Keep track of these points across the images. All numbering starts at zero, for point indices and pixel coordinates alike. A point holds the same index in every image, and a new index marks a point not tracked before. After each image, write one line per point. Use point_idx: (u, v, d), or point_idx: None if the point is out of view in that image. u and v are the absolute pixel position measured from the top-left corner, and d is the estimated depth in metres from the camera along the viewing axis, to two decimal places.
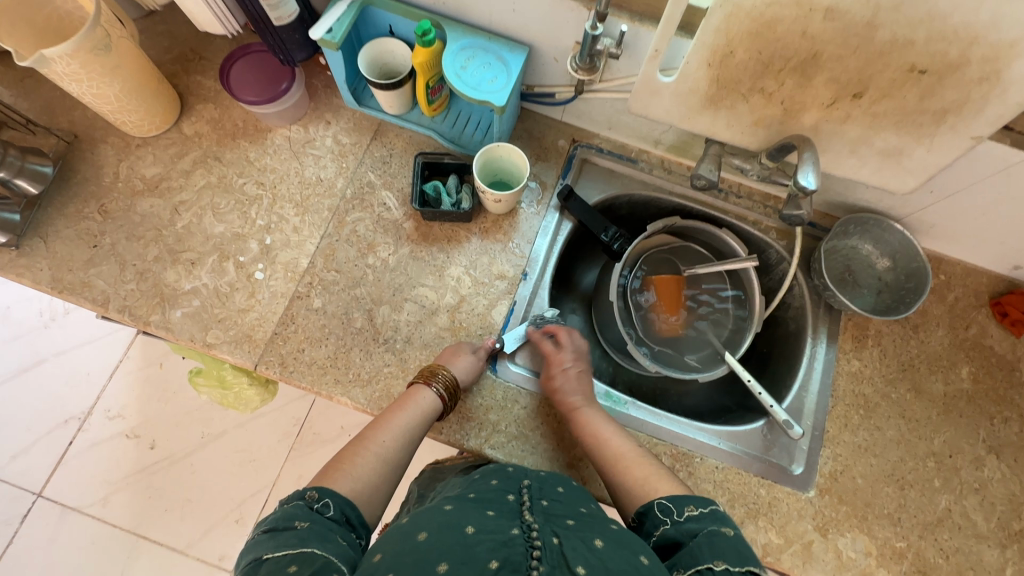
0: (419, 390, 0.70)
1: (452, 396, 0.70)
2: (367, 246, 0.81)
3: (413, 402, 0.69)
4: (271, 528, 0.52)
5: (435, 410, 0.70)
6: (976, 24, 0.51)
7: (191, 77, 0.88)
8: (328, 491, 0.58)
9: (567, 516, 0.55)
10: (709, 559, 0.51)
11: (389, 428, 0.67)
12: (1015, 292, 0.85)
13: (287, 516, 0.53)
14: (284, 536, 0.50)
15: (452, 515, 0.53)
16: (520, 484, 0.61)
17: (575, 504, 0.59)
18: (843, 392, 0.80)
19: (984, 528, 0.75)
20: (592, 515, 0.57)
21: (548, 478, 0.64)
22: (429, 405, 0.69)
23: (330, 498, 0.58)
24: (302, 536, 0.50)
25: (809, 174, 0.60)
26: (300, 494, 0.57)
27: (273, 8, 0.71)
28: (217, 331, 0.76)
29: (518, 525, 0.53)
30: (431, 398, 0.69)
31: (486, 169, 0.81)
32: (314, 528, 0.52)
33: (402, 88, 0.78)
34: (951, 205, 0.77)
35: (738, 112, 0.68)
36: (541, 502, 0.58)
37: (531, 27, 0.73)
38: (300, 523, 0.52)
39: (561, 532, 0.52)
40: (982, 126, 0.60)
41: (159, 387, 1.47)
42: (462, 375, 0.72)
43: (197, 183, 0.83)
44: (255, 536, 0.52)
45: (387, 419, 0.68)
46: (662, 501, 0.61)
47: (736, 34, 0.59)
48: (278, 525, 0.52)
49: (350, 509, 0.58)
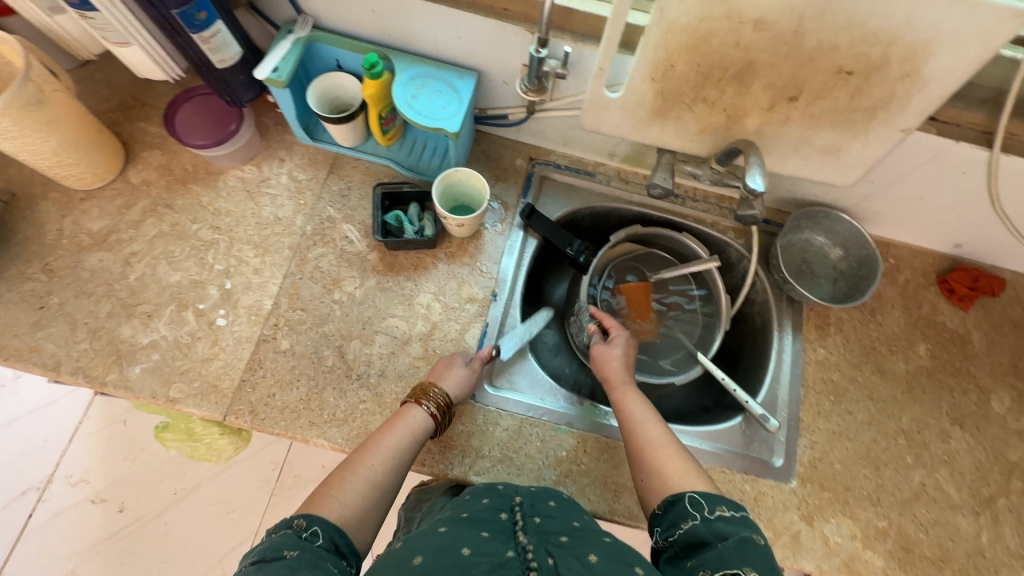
0: (410, 409, 0.67)
1: (443, 412, 0.69)
2: (332, 282, 0.80)
3: (404, 422, 0.66)
4: (259, 559, 0.48)
5: (426, 430, 0.67)
6: (892, 27, 0.55)
7: (135, 124, 0.86)
8: (317, 518, 0.53)
9: (562, 532, 0.55)
10: (738, 565, 0.48)
11: (382, 450, 0.62)
12: (958, 269, 0.90)
13: (275, 546, 0.49)
14: (272, 567, 0.46)
15: (446, 538, 0.52)
16: (511, 501, 0.60)
17: (567, 519, 0.58)
18: (813, 380, 0.83)
19: (957, 498, 0.78)
20: (584, 528, 0.57)
21: (539, 492, 0.63)
22: (421, 425, 0.67)
23: (319, 526, 0.53)
24: (291, 566, 0.46)
25: (757, 177, 0.62)
26: (287, 522, 0.52)
27: (212, 51, 0.68)
28: (181, 384, 0.73)
29: (512, 547, 0.52)
30: (423, 417, 0.67)
31: (446, 195, 0.81)
32: (305, 556, 0.48)
33: (355, 120, 0.78)
34: (891, 192, 0.81)
35: (685, 121, 0.71)
36: (535, 520, 0.57)
37: (479, 54, 0.75)
38: (289, 552, 0.48)
39: (556, 551, 0.51)
40: (908, 119, 0.64)
41: (124, 446, 1.39)
42: (452, 391, 0.71)
43: (149, 232, 0.80)
44: (241, 568, 0.47)
45: (375, 441, 0.63)
46: (693, 495, 0.56)
47: (675, 49, 0.62)
48: (266, 556, 0.48)
49: (339, 537, 0.53)
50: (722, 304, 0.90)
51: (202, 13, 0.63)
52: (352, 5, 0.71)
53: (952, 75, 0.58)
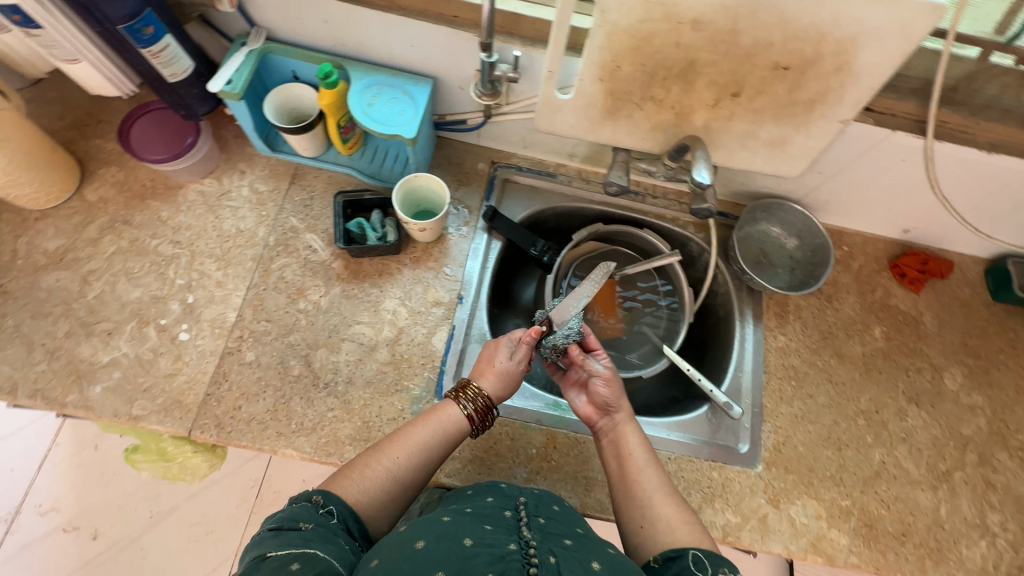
0: (447, 405, 0.69)
1: (479, 414, 0.69)
2: (297, 291, 0.80)
3: (437, 417, 0.68)
4: (277, 526, 0.53)
5: (459, 430, 0.68)
6: (821, 24, 0.58)
7: (90, 141, 0.85)
8: (334, 497, 0.58)
9: (566, 535, 0.56)
10: None
11: (407, 445, 0.64)
12: (908, 253, 0.94)
13: (293, 517, 0.54)
14: (288, 535, 0.51)
15: (450, 526, 0.53)
16: (516, 501, 0.62)
17: (571, 524, 0.60)
18: (774, 367, 0.85)
19: (916, 474, 0.80)
20: (588, 536, 0.58)
21: (544, 495, 0.65)
22: (454, 423, 0.67)
23: (335, 506, 0.57)
24: (306, 537, 0.52)
25: (703, 171, 0.65)
26: (307, 496, 0.58)
27: (163, 65, 0.68)
28: (144, 401, 0.72)
29: (516, 540, 0.53)
30: (456, 415, 0.68)
31: (408, 201, 0.82)
32: (319, 530, 0.53)
33: (313, 130, 0.78)
34: (839, 182, 0.84)
35: (636, 120, 0.73)
36: (539, 520, 0.58)
37: (433, 60, 0.76)
38: (305, 525, 0.53)
39: (558, 551, 0.52)
40: (845, 111, 0.67)
41: (96, 471, 1.36)
42: (490, 390, 0.70)
43: (107, 249, 0.80)
44: (261, 532, 0.54)
45: (407, 433, 0.66)
46: (697, 552, 0.57)
47: (619, 50, 0.64)
48: (284, 524, 0.53)
49: (352, 520, 0.58)
50: (686, 297, 0.92)
51: (150, 28, 0.64)
52: (304, 15, 0.72)
53: (881, 68, 0.61)
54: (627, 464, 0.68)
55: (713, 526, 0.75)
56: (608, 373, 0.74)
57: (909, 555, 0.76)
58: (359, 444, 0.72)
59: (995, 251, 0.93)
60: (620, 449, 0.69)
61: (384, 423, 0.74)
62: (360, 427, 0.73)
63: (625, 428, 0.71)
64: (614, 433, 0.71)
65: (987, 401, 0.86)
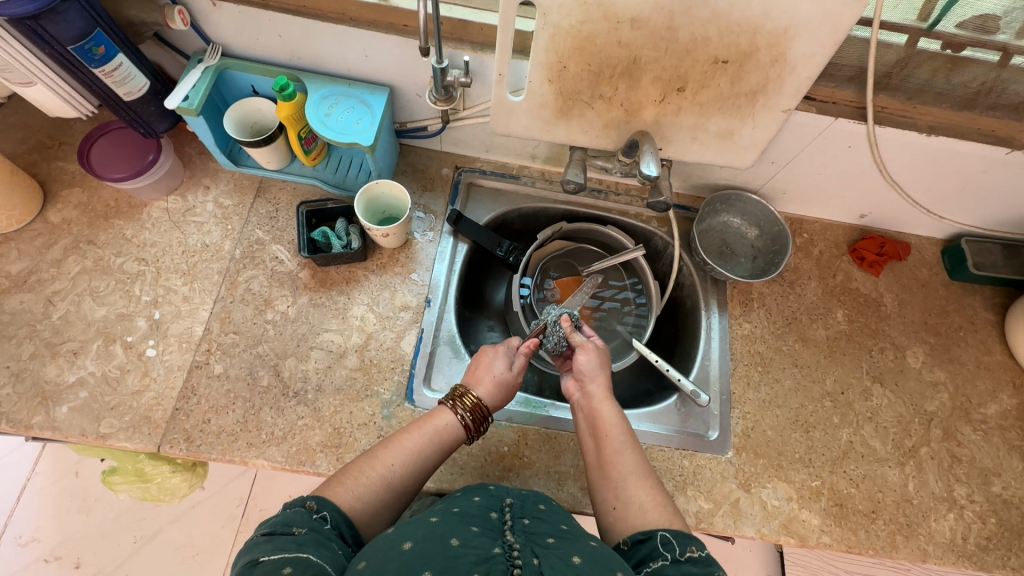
0: (441, 413, 0.69)
1: (475, 421, 0.69)
2: (264, 302, 0.80)
3: (431, 424, 0.68)
4: (271, 531, 0.53)
5: (453, 437, 0.68)
6: (752, 17, 0.60)
7: (52, 164, 0.85)
8: (328, 504, 0.58)
9: (549, 534, 0.56)
10: None
11: (400, 453, 0.65)
12: (866, 238, 0.96)
13: (286, 521, 0.54)
14: (282, 540, 0.51)
15: (437, 527, 0.53)
16: (503, 502, 0.62)
17: (556, 521, 0.59)
18: (740, 354, 0.87)
19: (883, 451, 0.82)
20: (572, 532, 0.57)
21: (530, 495, 0.64)
22: (448, 430, 0.68)
23: (329, 512, 0.57)
24: (298, 541, 0.51)
25: (651, 164, 0.67)
26: (301, 502, 0.57)
27: (117, 84, 0.70)
28: (111, 419, 0.72)
29: (500, 544, 0.53)
30: (450, 422, 0.69)
31: (371, 208, 0.84)
32: (313, 534, 0.53)
33: (274, 143, 0.79)
34: (792, 170, 0.86)
35: (588, 118, 0.75)
36: (523, 521, 0.58)
37: (388, 70, 0.78)
38: (297, 530, 0.53)
39: (541, 551, 0.52)
40: (787, 100, 0.69)
41: (77, 498, 1.34)
42: (487, 398, 0.71)
43: (71, 270, 0.80)
44: (254, 538, 0.53)
45: (399, 439, 0.66)
46: (665, 534, 0.58)
47: (564, 51, 0.66)
48: (277, 529, 0.53)
49: (345, 526, 0.57)
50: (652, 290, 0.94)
51: (100, 48, 0.65)
52: (257, 30, 0.73)
53: (815, 57, 0.63)
54: (603, 445, 0.68)
55: (686, 513, 0.75)
56: (592, 345, 0.77)
57: (879, 531, 0.77)
58: (330, 451, 0.73)
59: (949, 231, 0.96)
60: (597, 427, 0.70)
61: (355, 429, 0.74)
62: (330, 434, 0.74)
63: (601, 405, 0.72)
64: (591, 409, 0.72)
65: (949, 377, 0.88)
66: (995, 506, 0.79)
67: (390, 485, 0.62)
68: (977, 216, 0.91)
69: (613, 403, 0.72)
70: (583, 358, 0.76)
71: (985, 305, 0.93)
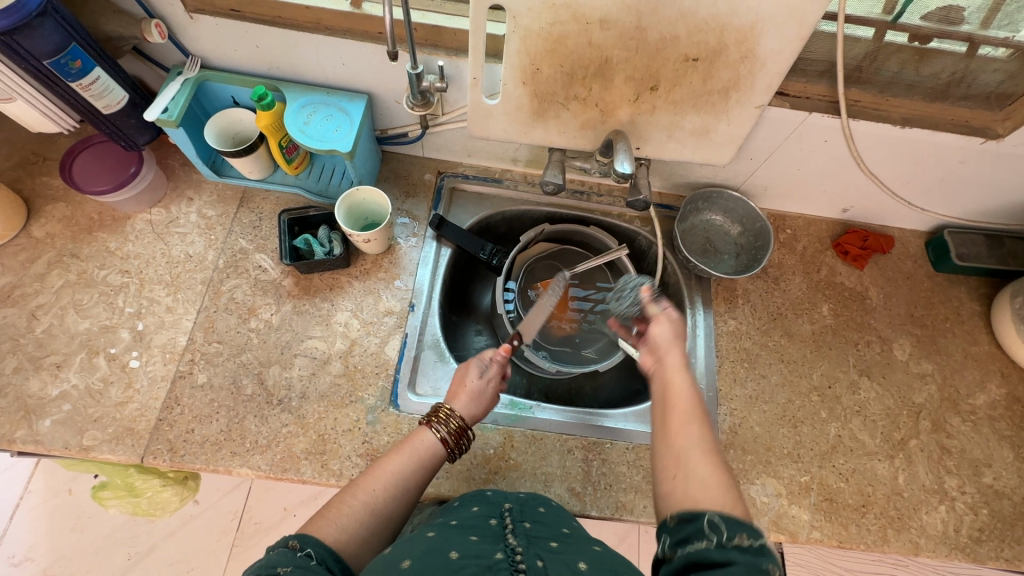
0: (419, 434, 0.68)
1: (453, 436, 0.68)
2: (248, 311, 0.81)
3: (409, 446, 0.67)
4: (252, 575, 0.49)
5: (432, 457, 0.67)
6: (719, 15, 0.60)
7: (36, 179, 0.86)
8: (310, 540, 0.56)
9: (551, 538, 0.55)
10: None
11: (383, 477, 0.63)
12: (849, 232, 0.97)
13: (270, 563, 0.50)
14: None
15: (435, 542, 0.52)
16: (501, 508, 0.61)
17: (557, 525, 0.59)
18: (726, 350, 0.87)
19: (872, 445, 0.81)
20: (574, 535, 0.57)
21: (528, 499, 0.64)
22: (427, 450, 0.67)
23: (313, 548, 0.55)
24: None
25: (625, 162, 0.68)
26: (281, 544, 0.54)
27: (96, 97, 0.71)
28: (95, 431, 0.72)
29: (502, 549, 0.52)
30: (430, 440, 0.68)
31: (353, 215, 0.84)
32: (299, 570, 0.50)
33: (255, 152, 0.80)
34: (770, 166, 0.87)
35: (564, 119, 0.75)
36: (525, 525, 0.57)
37: (366, 77, 0.78)
38: (282, 569, 0.49)
39: (546, 555, 0.51)
40: (759, 96, 0.69)
41: (70, 517, 1.33)
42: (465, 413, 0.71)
43: (55, 283, 0.80)
44: None
45: (381, 466, 0.65)
46: (713, 515, 0.47)
47: (536, 52, 0.66)
48: (260, 572, 0.49)
49: (332, 559, 0.55)
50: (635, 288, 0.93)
51: (77, 62, 0.66)
52: (235, 42, 0.74)
53: (784, 53, 0.64)
54: (670, 415, 0.57)
55: None
56: (665, 315, 0.69)
57: (870, 525, 0.76)
58: (315, 458, 0.72)
59: (932, 223, 0.96)
60: (667, 394, 0.60)
61: (339, 434, 0.74)
62: (315, 441, 0.73)
63: (672, 373, 0.61)
64: (664, 375, 0.62)
65: (937, 368, 0.87)
66: (987, 496, 0.78)
67: (368, 489, 0.62)
68: (958, 207, 0.91)
69: (689, 377, 0.61)
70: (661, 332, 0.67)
71: (971, 296, 0.93)
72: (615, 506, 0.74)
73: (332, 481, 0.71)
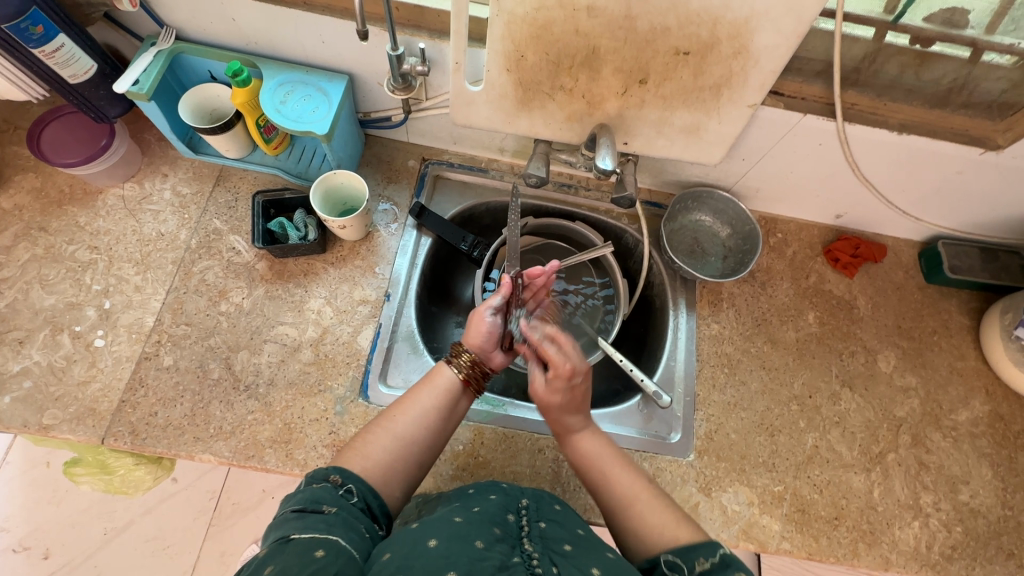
0: (438, 369, 0.68)
1: (475, 375, 0.68)
2: (218, 294, 0.79)
3: (434, 380, 0.67)
4: (300, 508, 0.52)
5: (457, 392, 0.67)
6: (711, 7, 0.57)
7: (7, 149, 0.84)
8: (352, 476, 0.57)
9: (566, 540, 0.54)
10: None
11: (413, 407, 0.64)
12: (841, 239, 0.94)
13: (315, 499, 0.53)
14: (312, 519, 0.50)
15: (462, 527, 0.51)
16: (519, 503, 0.59)
17: (572, 526, 0.58)
18: (707, 355, 0.85)
19: (849, 457, 0.80)
20: (588, 539, 0.55)
21: (544, 495, 0.63)
22: (449, 386, 0.67)
23: (354, 484, 0.57)
24: (328, 522, 0.50)
25: (607, 158, 0.66)
26: (324, 476, 0.56)
27: (61, 65, 0.68)
28: (55, 410, 0.70)
29: (519, 552, 0.51)
30: (449, 375, 0.68)
31: (331, 201, 0.82)
32: (342, 514, 0.52)
33: (232, 130, 0.77)
34: (763, 168, 0.85)
35: (549, 110, 0.72)
36: (540, 525, 0.56)
37: (346, 57, 0.76)
38: (328, 509, 0.52)
39: (560, 561, 0.50)
40: (752, 95, 0.67)
41: (47, 489, 1.32)
42: (481, 349, 0.70)
43: (21, 257, 0.78)
44: (283, 514, 0.52)
45: (406, 400, 0.65)
46: (670, 556, 0.56)
47: (521, 39, 0.64)
48: (307, 507, 0.52)
49: (371, 498, 0.57)
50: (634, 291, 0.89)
51: (39, 27, 0.64)
52: (210, 13, 0.71)
53: (778, 51, 0.61)
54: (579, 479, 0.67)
55: None
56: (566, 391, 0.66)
57: (841, 539, 0.75)
58: (279, 447, 0.71)
59: (927, 233, 0.94)
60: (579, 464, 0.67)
61: (306, 424, 0.73)
62: (280, 429, 0.72)
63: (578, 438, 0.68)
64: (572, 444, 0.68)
65: (920, 382, 0.86)
66: (961, 514, 0.77)
67: None
68: (953, 218, 0.89)
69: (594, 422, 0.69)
70: (539, 367, 0.69)
71: (961, 310, 0.91)
72: (583, 509, 0.73)
73: (295, 471, 0.70)
